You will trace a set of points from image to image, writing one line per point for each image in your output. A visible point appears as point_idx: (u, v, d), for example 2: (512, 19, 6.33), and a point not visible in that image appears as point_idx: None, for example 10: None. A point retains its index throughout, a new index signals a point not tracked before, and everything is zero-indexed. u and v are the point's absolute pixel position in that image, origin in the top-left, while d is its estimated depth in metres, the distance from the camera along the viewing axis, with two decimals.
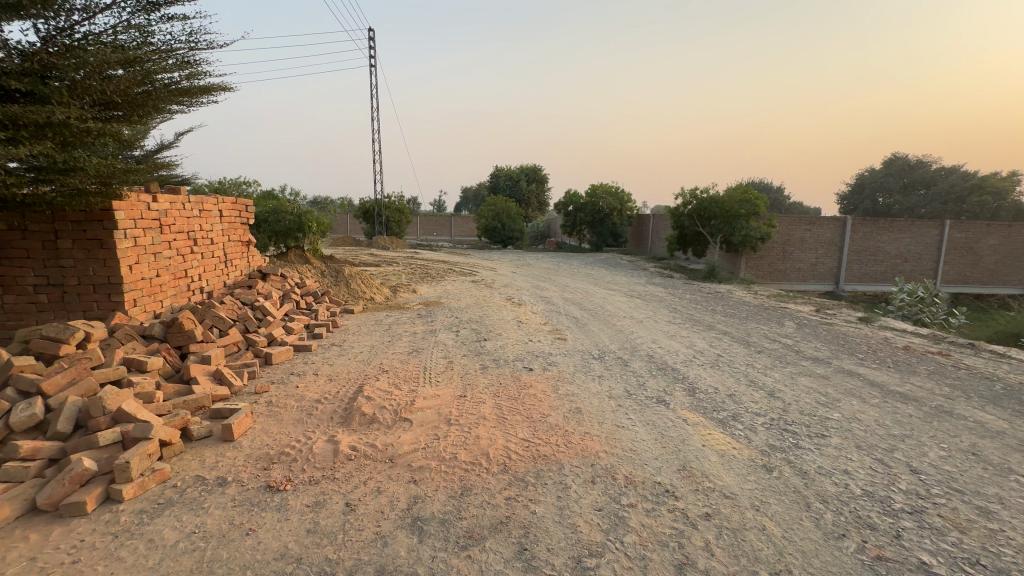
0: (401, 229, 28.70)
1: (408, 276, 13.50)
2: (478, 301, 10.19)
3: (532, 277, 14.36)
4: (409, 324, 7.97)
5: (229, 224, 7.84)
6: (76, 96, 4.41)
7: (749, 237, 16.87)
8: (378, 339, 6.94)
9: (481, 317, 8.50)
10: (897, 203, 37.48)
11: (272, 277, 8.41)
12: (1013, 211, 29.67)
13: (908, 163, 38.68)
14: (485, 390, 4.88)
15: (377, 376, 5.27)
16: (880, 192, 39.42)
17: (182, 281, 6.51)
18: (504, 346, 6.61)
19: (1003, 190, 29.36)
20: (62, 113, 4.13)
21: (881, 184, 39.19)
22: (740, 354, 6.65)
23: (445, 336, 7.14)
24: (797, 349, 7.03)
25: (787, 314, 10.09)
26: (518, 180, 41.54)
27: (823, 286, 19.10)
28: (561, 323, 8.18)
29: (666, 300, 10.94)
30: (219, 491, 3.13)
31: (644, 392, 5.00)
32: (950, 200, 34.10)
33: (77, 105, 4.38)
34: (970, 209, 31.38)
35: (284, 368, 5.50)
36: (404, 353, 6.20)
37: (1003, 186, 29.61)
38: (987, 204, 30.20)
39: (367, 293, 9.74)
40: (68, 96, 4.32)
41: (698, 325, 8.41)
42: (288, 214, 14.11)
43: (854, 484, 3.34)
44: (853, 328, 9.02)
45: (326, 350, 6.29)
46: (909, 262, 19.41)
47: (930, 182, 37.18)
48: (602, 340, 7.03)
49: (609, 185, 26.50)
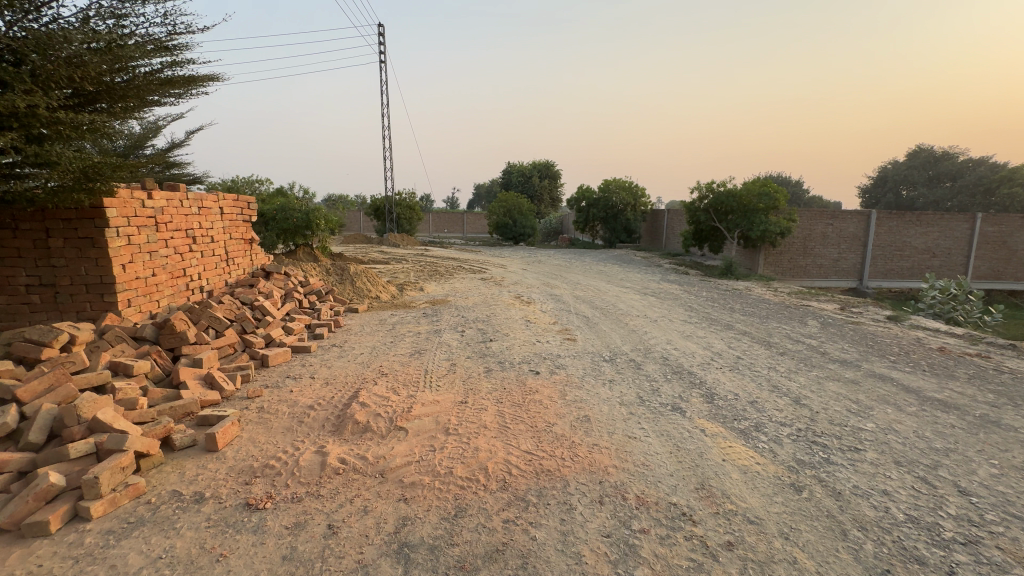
0: (412, 226, 28.61)
1: (417, 273, 13.29)
2: (486, 299, 9.92)
3: (543, 274, 14.03)
4: (414, 323, 7.73)
5: (230, 222, 7.67)
6: (41, 84, 4.29)
7: (769, 232, 16.29)
8: (380, 340, 6.70)
9: (488, 316, 8.22)
10: (922, 196, 36.19)
11: (275, 275, 8.24)
12: None
13: (934, 154, 37.30)
14: (488, 395, 4.60)
15: (376, 380, 5.02)
16: (904, 184, 38.13)
17: (181, 280, 6.35)
18: (510, 347, 6.31)
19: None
20: (24, 101, 4.01)
21: (905, 177, 37.88)
22: (761, 356, 6.25)
23: (449, 336, 6.88)
24: (822, 350, 6.60)
25: (810, 313, 9.59)
26: (530, 176, 41.12)
27: (846, 283, 18.40)
28: (571, 322, 7.85)
29: (681, 298, 10.54)
30: (195, 508, 2.90)
31: (658, 398, 4.67)
32: (978, 192, 32.82)
33: (42, 94, 4.26)
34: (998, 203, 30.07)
35: (280, 371, 5.29)
36: (405, 355, 5.95)
37: None
38: (1016, 198, 28.86)
39: (372, 291, 9.53)
40: (32, 84, 4.21)
41: (716, 324, 8.00)
42: (296, 212, 14.00)
43: (896, 508, 2.97)
44: (882, 328, 8.52)
45: (326, 352, 6.07)
46: (937, 257, 18.60)
47: (956, 174, 35.85)
48: (614, 341, 6.69)
49: (623, 180, 26.02)
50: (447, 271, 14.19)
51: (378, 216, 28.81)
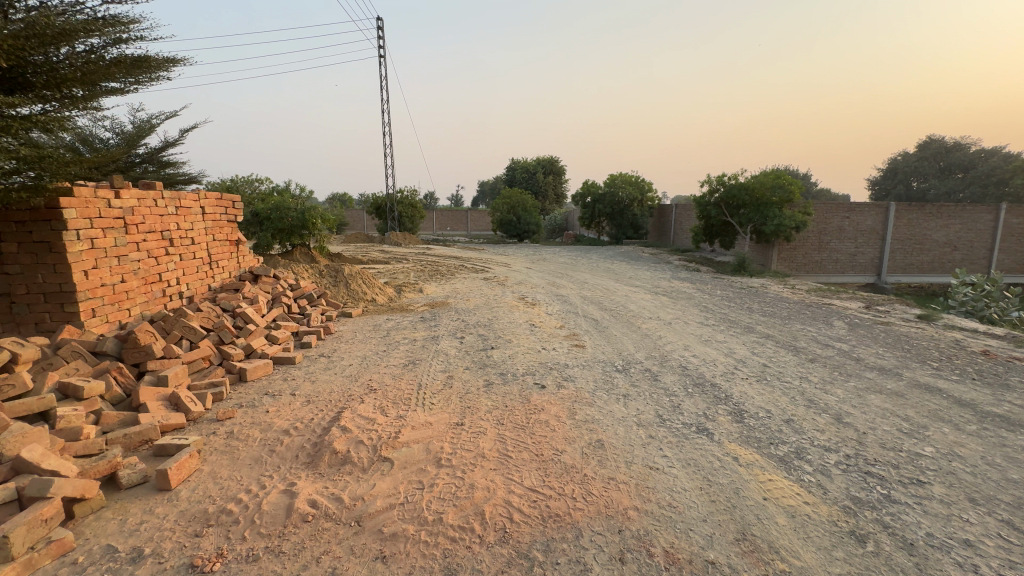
0: (414, 224, 28.12)
1: (416, 274, 12.78)
2: (488, 301, 9.38)
3: (548, 273, 13.44)
4: (410, 329, 7.20)
5: (213, 222, 7.18)
6: None
7: (783, 227, 15.59)
8: (372, 348, 6.17)
9: (490, 320, 7.67)
10: (933, 188, 35.25)
11: (263, 279, 7.74)
12: None
13: (946, 145, 36.29)
14: (487, 416, 4.07)
15: (363, 397, 4.50)
16: (913, 176, 37.15)
17: (156, 286, 5.86)
18: (512, 356, 5.76)
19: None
20: None
21: (915, 168, 36.89)
22: (789, 363, 5.68)
23: (447, 344, 6.35)
24: (857, 356, 6.01)
25: (834, 313, 8.97)
26: (534, 173, 40.52)
27: (863, 278, 17.71)
28: (579, 326, 7.28)
29: (694, 297, 9.96)
30: (130, 571, 2.40)
31: (680, 417, 4.12)
32: (991, 183, 31.94)
33: None
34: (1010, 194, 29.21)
35: (258, 387, 4.78)
36: (398, 366, 5.42)
37: None
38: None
39: (368, 294, 9.01)
40: None
41: (736, 327, 7.41)
42: (292, 210, 13.49)
43: (985, 566, 2.41)
44: (914, 328, 7.90)
45: (312, 363, 5.56)
46: (959, 251, 17.86)
47: (970, 165, 34.91)
48: (626, 348, 6.13)
49: (629, 175, 25.41)
50: (449, 271, 13.65)
51: (379, 215, 28.32)
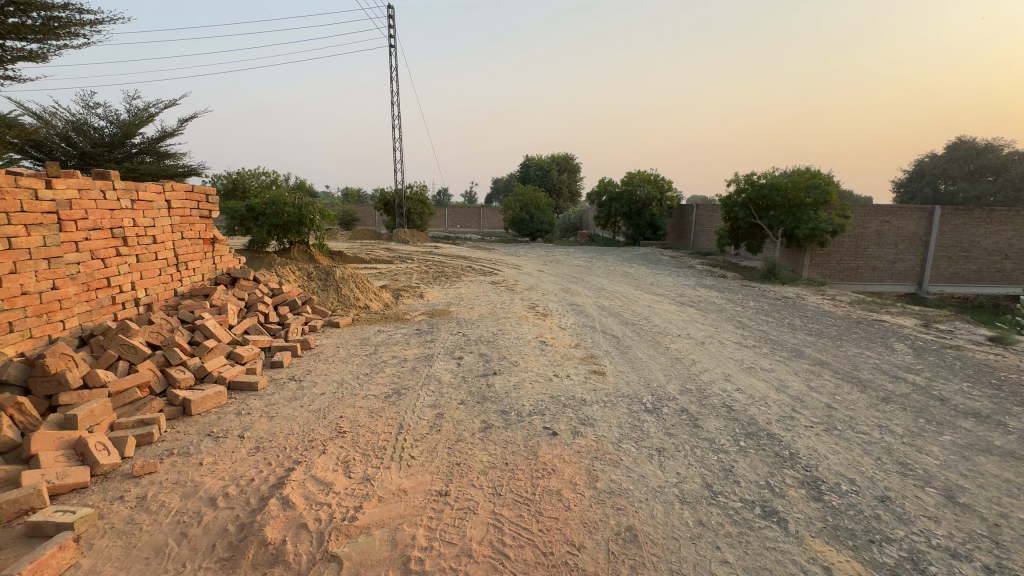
0: (424, 221, 27.24)
1: (419, 276, 11.83)
2: (494, 309, 8.41)
3: (562, 278, 12.41)
4: (401, 345, 6.25)
5: (181, 218, 6.34)
6: None
7: (819, 230, 14.33)
8: (353, 370, 5.22)
9: (494, 335, 6.69)
10: (960, 190, 33.25)
11: (240, 283, 6.88)
12: None
13: (975, 147, 33.99)
14: (481, 481, 3.11)
15: (326, 445, 3.55)
16: (940, 178, 35.13)
17: (103, 292, 4.98)
18: (518, 386, 4.76)
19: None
20: None
21: (942, 171, 34.89)
22: (860, 405, 4.59)
23: (442, 366, 5.38)
24: (940, 396, 4.90)
25: (889, 333, 7.83)
26: (549, 170, 39.39)
27: (903, 287, 16.38)
28: (598, 346, 6.25)
29: (726, 310, 8.89)
30: None
31: (737, 488, 3.10)
32: None
33: None
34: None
35: (201, 426, 3.86)
36: (381, 397, 4.48)
37: None
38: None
39: (360, 300, 8.09)
40: None
41: (783, 351, 6.32)
42: (287, 205, 12.58)
43: None
44: (991, 355, 6.74)
45: (277, 390, 4.64)
46: (1010, 259, 16.46)
47: (1000, 168, 32.66)
48: (656, 378, 5.08)
49: (647, 172, 24.23)
50: (454, 273, 12.69)
51: (388, 211, 27.53)
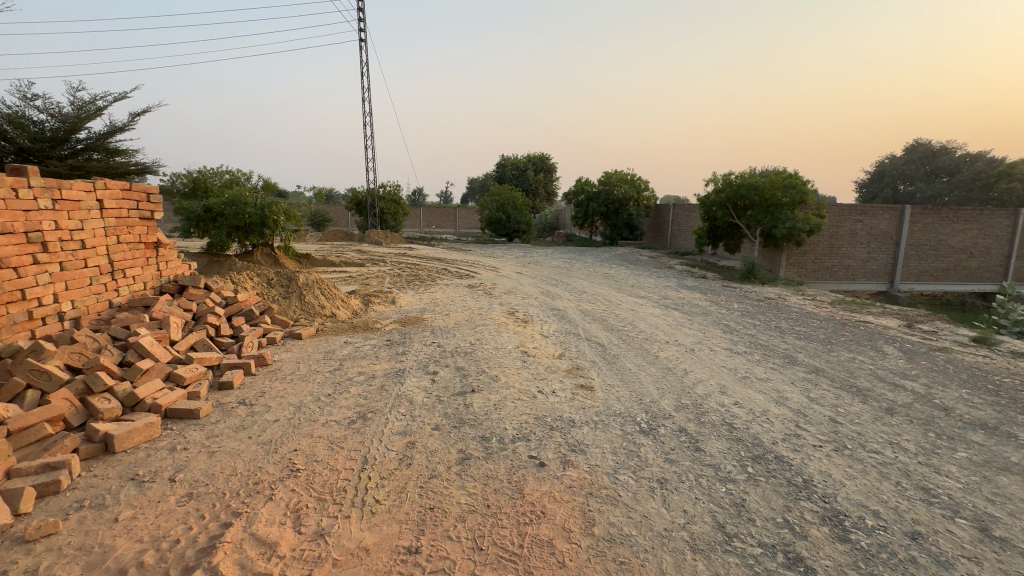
0: (397, 221, 26.48)
1: (392, 280, 11.22)
2: (472, 316, 7.91)
3: (541, 280, 11.99)
4: (370, 358, 5.68)
5: (116, 219, 5.63)
6: None
7: (796, 230, 14.33)
8: (314, 390, 4.64)
9: (472, 345, 6.19)
10: (918, 191, 34.43)
11: (189, 292, 6.20)
12: None
13: (931, 149, 35.47)
14: (458, 533, 2.62)
15: (274, 490, 2.99)
16: (900, 179, 36.31)
17: (15, 306, 4.27)
18: (499, 407, 4.29)
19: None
20: None
21: (901, 172, 36.08)
22: (865, 418, 4.30)
23: (415, 383, 4.85)
24: (944, 406, 4.66)
25: (875, 335, 7.68)
26: (525, 170, 39.07)
27: (876, 286, 16.60)
28: (583, 356, 5.82)
29: (711, 313, 8.62)
30: None
31: (754, 530, 2.70)
32: (975, 187, 31.14)
33: None
34: (999, 198, 28.83)
35: (125, 467, 3.25)
36: (344, 424, 3.93)
37: None
38: (1014, 192, 27.62)
39: (326, 308, 7.47)
40: None
41: (776, 358, 6.03)
42: (248, 205, 11.79)
43: None
44: (979, 358, 6.62)
45: (224, 417, 4.04)
46: (975, 257, 16.89)
47: (955, 169, 34.18)
48: (648, 392, 4.68)
49: (624, 172, 24.09)
50: (429, 276, 12.12)
51: (360, 212, 26.65)
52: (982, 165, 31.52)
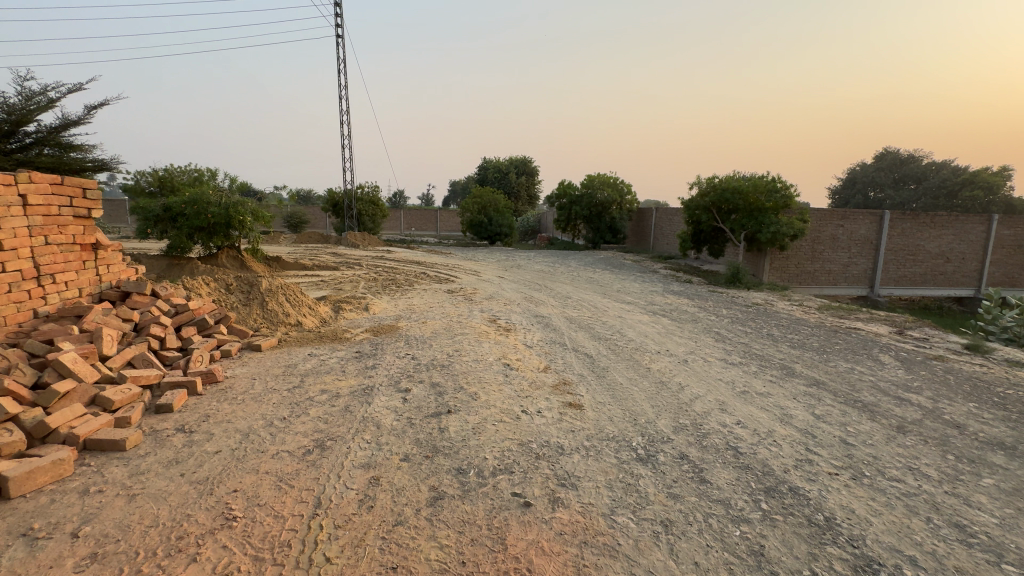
0: (375, 224, 25.77)
1: (366, 285, 10.62)
2: (451, 324, 7.40)
3: (524, 285, 11.56)
4: (335, 373, 5.11)
5: (43, 217, 4.96)
6: None
7: (780, 234, 14.21)
8: (267, 413, 4.08)
9: (449, 357, 5.68)
10: (888, 197, 35.25)
11: (133, 299, 5.55)
12: (1005, 207, 27.90)
13: (899, 157, 36.39)
14: None
15: (201, 547, 2.45)
16: (870, 186, 37.09)
17: None
18: (478, 431, 3.80)
19: (996, 184, 27.66)
20: None
21: (872, 179, 36.87)
22: (877, 438, 3.95)
23: (383, 403, 4.32)
24: (955, 423, 4.35)
25: (869, 343, 7.43)
26: (507, 173, 38.68)
27: (856, 290, 16.65)
28: (570, 368, 5.37)
29: (701, 320, 8.29)
30: None
31: None
32: (941, 195, 31.94)
33: None
34: (964, 206, 29.71)
35: (18, 518, 2.66)
36: (298, 455, 3.38)
37: (996, 180, 27.72)
38: (979, 199, 28.43)
39: (290, 316, 6.86)
40: None
41: (773, 369, 5.68)
42: (211, 204, 11.03)
43: None
44: (976, 367, 6.41)
45: (155, 449, 3.45)
46: (952, 262, 17.11)
47: (922, 176, 35.08)
48: (643, 412, 4.25)
49: (607, 175, 23.82)
50: (406, 281, 11.56)
51: (337, 213, 25.87)
52: (948, 173, 32.43)
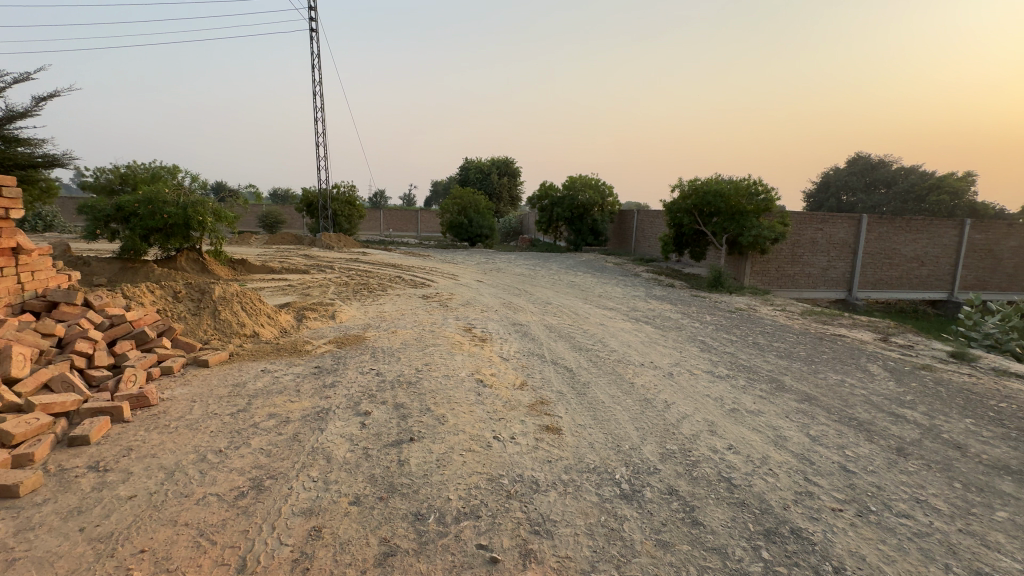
0: (352, 224, 25.04)
1: (335, 290, 10.06)
2: (422, 333, 6.93)
3: (502, 290, 11.13)
4: (288, 393, 4.59)
5: None
6: None
7: (761, 238, 14.10)
8: (202, 444, 3.56)
9: (418, 372, 5.22)
10: (859, 202, 35.93)
11: (59, 310, 4.95)
12: (969, 211, 28.69)
13: (871, 162, 37.13)
14: None
15: None
16: (843, 190, 37.76)
17: None
18: (443, 464, 3.36)
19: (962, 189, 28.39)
20: None
21: (845, 183, 37.54)
22: (879, 464, 3.64)
23: (338, 430, 3.83)
24: (955, 443, 4.08)
25: (855, 351, 7.22)
26: (488, 174, 38.18)
27: (835, 294, 16.71)
28: (548, 385, 4.97)
29: (684, 327, 7.99)
30: None
31: None
32: (910, 199, 32.68)
33: None
34: (931, 210, 30.50)
35: None
36: (228, 500, 2.89)
37: (961, 186, 28.46)
38: (946, 204, 29.17)
39: (246, 326, 6.30)
40: None
41: (763, 383, 5.37)
42: (167, 203, 10.31)
43: None
44: (964, 377, 6.23)
45: (55, 495, 2.92)
46: (927, 266, 17.32)
47: (892, 180, 35.86)
48: (626, 436, 3.87)
49: (589, 177, 23.57)
50: (380, 285, 11.04)
51: (312, 214, 25.06)
52: (917, 178, 33.24)
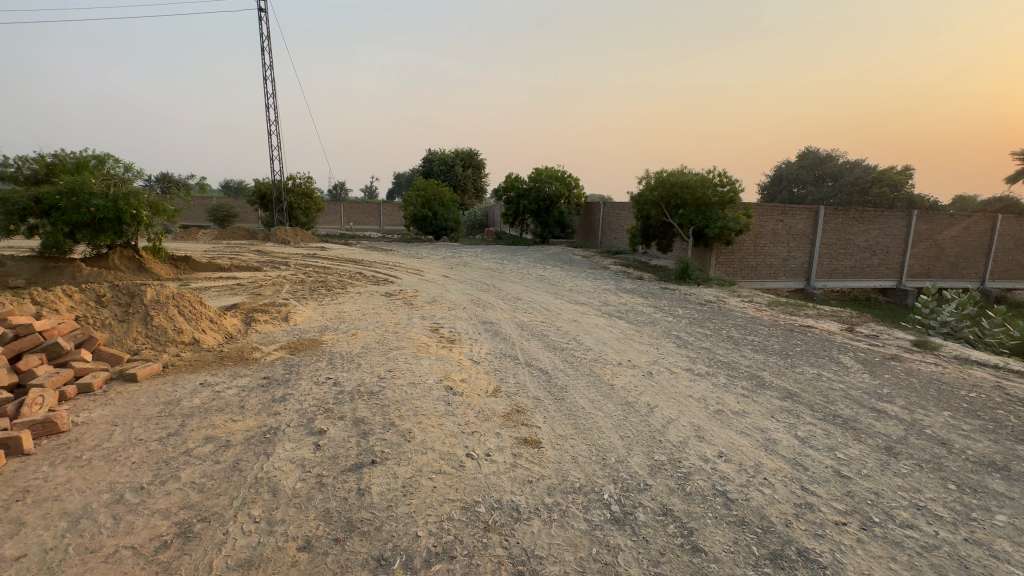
0: (310, 218, 23.89)
1: (289, 289, 9.34)
2: (385, 335, 6.42)
3: (470, 285, 10.69)
4: (230, 411, 4.03)
5: None
6: None
7: (727, 230, 14.23)
8: (119, 481, 2.99)
9: (380, 380, 4.75)
10: (809, 194, 37.39)
11: None
12: (908, 203, 30.34)
13: (820, 155, 38.66)
14: None
15: None
16: (795, 183, 39.18)
17: None
18: (410, 491, 2.94)
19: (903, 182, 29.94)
20: None
21: (797, 176, 38.94)
22: (872, 466, 3.48)
23: (288, 454, 3.34)
24: (939, 439, 4.00)
25: (826, 342, 7.24)
26: (452, 165, 37.34)
27: (794, 283, 17.14)
28: (524, 391, 4.60)
29: (658, 322, 7.81)
30: None
31: None
32: (855, 192, 34.24)
33: None
34: (875, 202, 32.08)
35: None
36: (145, 555, 2.37)
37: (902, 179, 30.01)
38: (888, 197, 30.71)
39: (184, 333, 5.62)
40: None
41: (743, 380, 5.19)
42: (95, 194, 9.25)
43: None
44: (931, 366, 6.31)
45: None
46: (877, 255, 18.03)
47: (840, 174, 37.49)
48: (612, 447, 3.56)
49: (555, 169, 23.29)
50: (339, 282, 10.38)
51: (266, 207, 23.68)
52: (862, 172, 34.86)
